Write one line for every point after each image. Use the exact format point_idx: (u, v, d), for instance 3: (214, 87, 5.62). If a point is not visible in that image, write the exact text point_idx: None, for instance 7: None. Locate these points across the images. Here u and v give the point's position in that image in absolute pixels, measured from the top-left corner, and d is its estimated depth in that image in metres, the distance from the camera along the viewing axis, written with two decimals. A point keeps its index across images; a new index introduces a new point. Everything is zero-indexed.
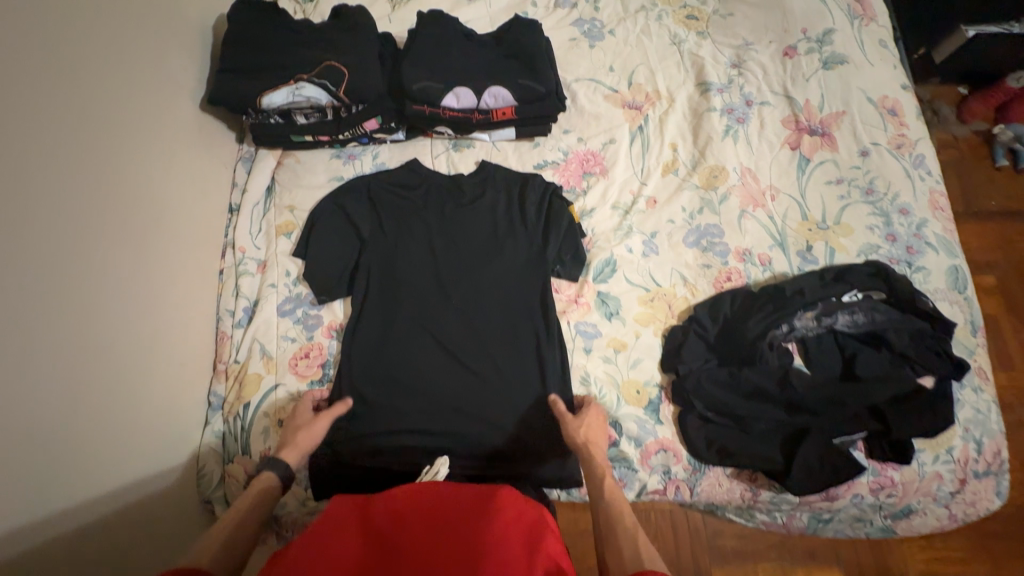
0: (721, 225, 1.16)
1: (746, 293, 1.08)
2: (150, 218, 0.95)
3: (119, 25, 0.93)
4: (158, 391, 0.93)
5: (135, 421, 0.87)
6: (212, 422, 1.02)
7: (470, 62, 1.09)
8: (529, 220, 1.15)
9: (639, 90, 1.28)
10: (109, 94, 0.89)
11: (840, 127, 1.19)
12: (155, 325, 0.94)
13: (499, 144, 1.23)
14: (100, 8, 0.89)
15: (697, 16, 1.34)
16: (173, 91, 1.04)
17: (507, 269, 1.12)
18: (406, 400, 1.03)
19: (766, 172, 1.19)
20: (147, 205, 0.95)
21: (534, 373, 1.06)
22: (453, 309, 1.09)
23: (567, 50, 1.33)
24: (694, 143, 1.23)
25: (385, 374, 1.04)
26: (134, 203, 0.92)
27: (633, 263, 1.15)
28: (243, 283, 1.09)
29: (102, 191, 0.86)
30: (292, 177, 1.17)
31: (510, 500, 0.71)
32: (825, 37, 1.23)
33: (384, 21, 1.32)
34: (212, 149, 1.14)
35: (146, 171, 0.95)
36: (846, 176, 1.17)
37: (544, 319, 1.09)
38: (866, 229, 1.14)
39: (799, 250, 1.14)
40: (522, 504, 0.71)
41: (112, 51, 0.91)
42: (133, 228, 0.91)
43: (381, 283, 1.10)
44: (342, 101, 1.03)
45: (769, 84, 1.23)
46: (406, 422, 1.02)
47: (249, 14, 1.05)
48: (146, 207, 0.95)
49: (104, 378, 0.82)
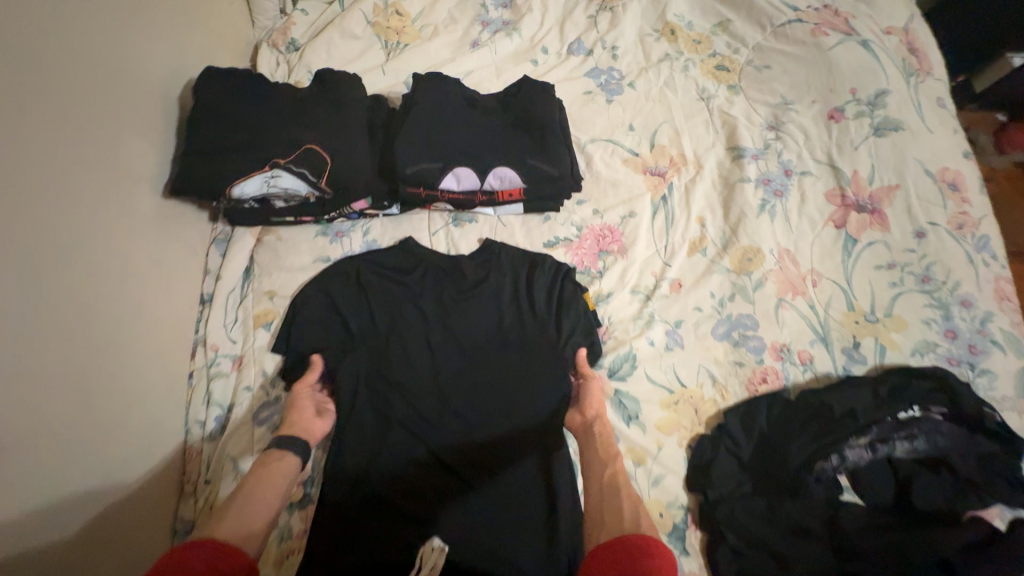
0: (755, 315, 1.03)
1: (783, 403, 0.94)
2: (105, 318, 0.82)
3: (71, 93, 0.79)
4: (117, 524, 0.79)
5: (99, 531, 0.76)
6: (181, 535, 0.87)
7: (473, 136, 0.97)
8: (537, 309, 1.02)
9: (662, 153, 1.14)
10: (52, 179, 0.74)
11: (892, 204, 1.05)
12: (111, 445, 0.80)
13: (505, 218, 1.11)
14: (50, 85, 0.75)
15: (727, 67, 1.20)
16: (136, 164, 0.90)
17: (514, 368, 0.99)
18: (392, 532, 0.86)
19: (806, 253, 1.05)
20: (101, 304, 0.81)
21: (544, 496, 0.90)
22: (451, 415, 0.95)
23: (581, 105, 1.19)
24: (725, 218, 1.09)
25: (369, 492, 0.89)
26: (86, 304, 0.79)
27: (655, 358, 1.02)
28: (215, 387, 0.95)
29: (47, 295, 0.72)
30: (272, 258, 1.05)
31: None
32: (877, 99, 1.08)
33: (377, 72, 1.18)
34: (182, 230, 1.00)
35: (100, 260, 0.82)
36: (898, 260, 1.03)
37: (556, 430, 0.95)
38: (921, 323, 1.00)
39: (844, 347, 1.00)
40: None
41: (61, 126, 0.77)
42: (84, 333, 0.78)
43: (368, 383, 0.97)
44: (322, 190, 0.91)
45: (811, 151, 1.10)
46: (390, 553, 0.84)
47: (224, 80, 0.92)
48: (100, 306, 0.81)
49: (47, 527, 0.69)
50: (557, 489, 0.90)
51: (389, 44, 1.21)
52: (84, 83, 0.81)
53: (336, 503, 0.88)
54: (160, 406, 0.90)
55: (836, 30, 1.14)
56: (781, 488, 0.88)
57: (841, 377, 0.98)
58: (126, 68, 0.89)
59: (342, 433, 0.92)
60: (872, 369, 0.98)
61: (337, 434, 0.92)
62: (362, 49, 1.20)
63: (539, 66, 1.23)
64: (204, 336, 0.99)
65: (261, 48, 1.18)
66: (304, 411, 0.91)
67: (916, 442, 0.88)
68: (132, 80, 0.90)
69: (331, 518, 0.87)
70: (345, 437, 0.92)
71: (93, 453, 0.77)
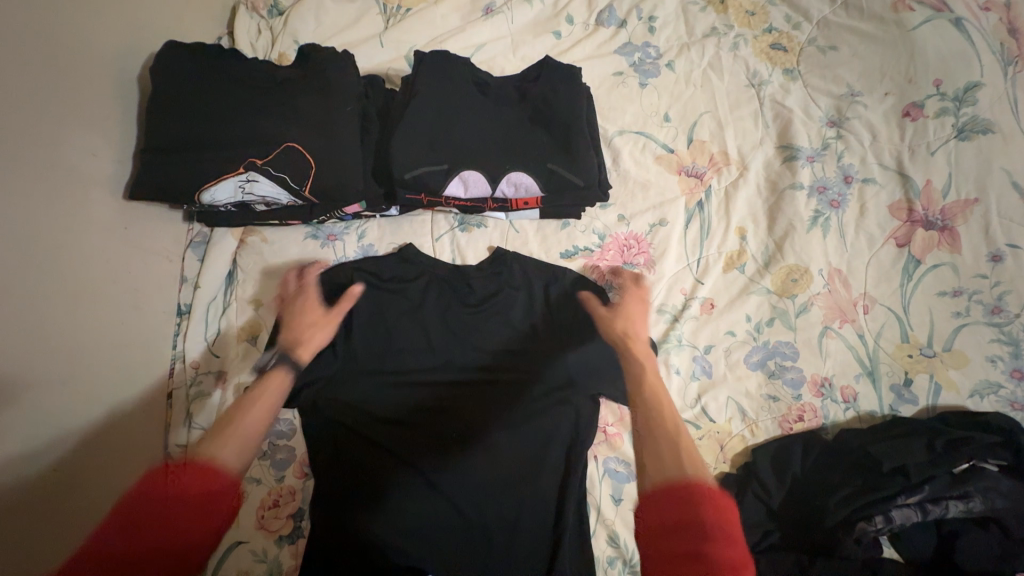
0: (796, 344, 0.91)
1: (822, 447, 0.85)
2: (51, 346, 0.70)
3: (13, 75, 0.66)
4: None
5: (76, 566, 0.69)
6: None
7: (481, 135, 0.85)
8: (546, 328, 0.91)
9: (701, 151, 0.99)
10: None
11: (968, 221, 0.90)
12: (81, 480, 0.72)
13: (518, 223, 0.98)
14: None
15: (785, 46, 1.03)
16: (93, 158, 0.77)
17: (529, 394, 0.87)
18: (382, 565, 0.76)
19: (859, 275, 0.92)
20: (46, 329, 0.69)
21: (550, 545, 0.80)
22: (451, 448, 0.83)
23: (609, 89, 1.02)
24: (769, 230, 0.96)
25: (360, 511, 0.78)
26: (26, 331, 0.66)
27: (679, 388, 0.90)
28: (197, 410, 0.86)
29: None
30: (257, 263, 0.94)
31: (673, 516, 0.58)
32: (966, 94, 0.92)
33: (374, 44, 1.01)
34: (155, 234, 0.89)
35: (40, 276, 0.69)
36: (966, 287, 0.88)
37: (564, 470, 0.84)
38: (985, 361, 0.86)
39: (893, 384, 0.89)
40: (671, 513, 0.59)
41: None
42: (27, 365, 0.66)
43: (351, 408, 0.85)
44: (305, 198, 0.83)
45: (877, 154, 0.95)
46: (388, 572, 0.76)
47: (202, 67, 0.81)
48: (45, 331, 0.69)
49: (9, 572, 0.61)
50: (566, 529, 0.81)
51: (388, 8, 1.04)
52: (21, 64, 0.67)
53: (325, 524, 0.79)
54: (125, 435, 0.80)
55: (924, 4, 0.97)
56: (812, 548, 0.81)
57: (886, 417, 0.88)
58: (70, 42, 0.74)
59: (321, 467, 0.82)
60: (923, 411, 0.87)
61: (321, 467, 0.82)
62: (357, 13, 1.02)
63: (563, 39, 1.05)
64: (182, 351, 0.89)
65: (238, 12, 1.02)
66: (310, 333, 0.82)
67: (971, 503, 0.77)
68: (75, 56, 0.74)
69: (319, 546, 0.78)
70: (330, 464, 0.82)
71: (58, 498, 0.68)
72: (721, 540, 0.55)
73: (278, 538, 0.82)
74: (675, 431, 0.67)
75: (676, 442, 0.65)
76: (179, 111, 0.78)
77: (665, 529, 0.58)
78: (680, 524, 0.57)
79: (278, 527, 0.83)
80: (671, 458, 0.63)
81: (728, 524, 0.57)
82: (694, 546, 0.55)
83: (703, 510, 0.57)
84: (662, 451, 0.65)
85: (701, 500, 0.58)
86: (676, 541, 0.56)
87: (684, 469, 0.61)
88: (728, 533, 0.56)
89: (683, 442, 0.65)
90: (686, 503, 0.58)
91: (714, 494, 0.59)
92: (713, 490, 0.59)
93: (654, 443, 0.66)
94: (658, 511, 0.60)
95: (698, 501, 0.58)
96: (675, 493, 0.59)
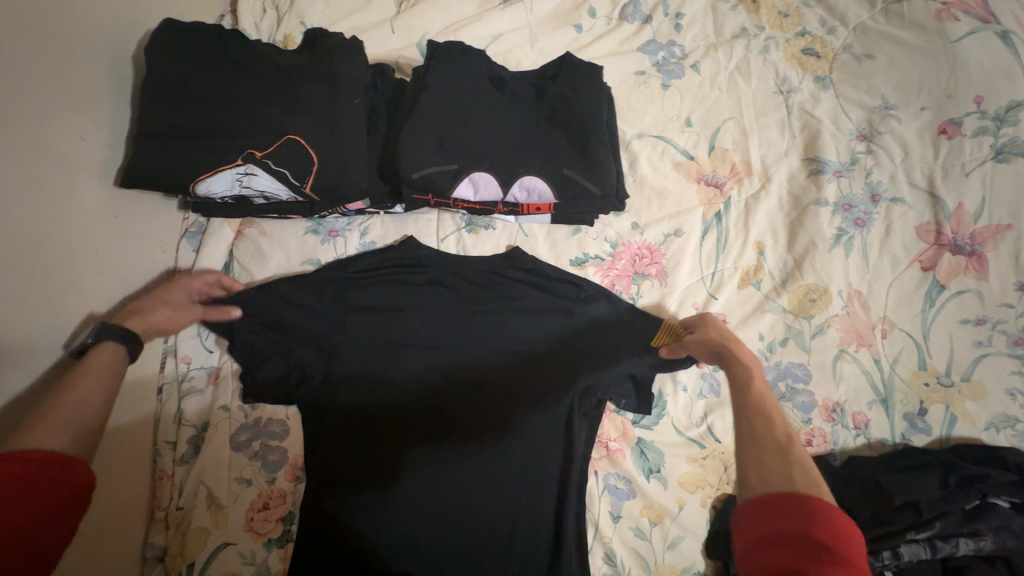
0: (809, 366, 0.88)
1: (829, 474, 0.83)
2: (31, 347, 0.66)
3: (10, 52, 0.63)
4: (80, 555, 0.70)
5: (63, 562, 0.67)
6: (151, 563, 0.80)
7: (494, 135, 0.81)
8: (553, 337, 0.85)
9: (723, 159, 0.95)
10: None
11: (998, 246, 0.85)
12: None
13: (527, 226, 0.92)
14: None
15: (817, 52, 0.98)
16: (83, 144, 0.73)
17: (534, 403, 0.82)
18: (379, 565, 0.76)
19: (880, 298, 0.89)
20: (24, 326, 0.65)
21: (547, 562, 0.79)
22: (447, 460, 0.80)
23: (630, 88, 0.97)
24: (789, 246, 0.92)
25: (364, 507, 0.77)
26: (4, 329, 0.63)
27: (685, 405, 0.88)
28: (190, 405, 0.84)
29: None
30: (254, 256, 0.89)
31: (792, 528, 0.45)
32: (1007, 113, 0.87)
33: (384, 29, 0.96)
34: (147, 227, 0.84)
35: (20, 268, 0.65)
36: (990, 316, 0.85)
37: (561, 488, 0.81)
38: (1004, 394, 0.83)
39: (907, 413, 0.85)
40: (796, 523, 0.45)
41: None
42: (3, 367, 0.62)
43: (344, 411, 0.81)
44: (306, 195, 0.79)
45: (907, 170, 0.91)
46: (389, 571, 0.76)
47: (204, 50, 0.76)
48: (25, 329, 0.65)
49: None
50: (567, 543, 0.79)
51: None
52: (20, 43, 0.64)
53: (323, 523, 0.77)
54: (120, 429, 0.78)
55: (970, 14, 0.91)
56: None
57: (897, 446, 0.85)
58: (71, 20, 0.70)
59: (313, 472, 0.79)
60: (935, 442, 0.84)
61: (311, 471, 0.79)
62: None
63: (584, 32, 1.00)
64: (174, 345, 0.86)
65: None
66: (185, 311, 0.78)
67: (981, 542, 0.76)
68: (64, 27, 0.69)
69: (316, 543, 0.76)
70: (325, 464, 0.79)
71: None
72: (836, 565, 0.42)
73: (267, 541, 0.80)
74: (784, 434, 0.54)
75: (784, 449, 0.52)
76: (177, 96, 0.74)
77: (764, 540, 0.46)
78: (784, 539, 0.45)
79: (267, 531, 0.80)
80: (775, 466, 0.51)
81: (852, 554, 0.44)
82: (801, 565, 0.43)
83: (819, 528, 0.45)
84: (762, 462, 0.52)
85: (824, 517, 0.45)
86: (784, 556, 0.44)
87: (792, 479, 0.49)
88: (852, 563, 0.43)
89: (792, 448, 0.52)
90: (798, 516, 0.46)
91: (836, 513, 0.46)
92: (836, 511, 0.46)
93: (751, 445, 0.54)
94: (766, 521, 0.47)
95: (812, 515, 0.45)
96: (779, 504, 0.47)
